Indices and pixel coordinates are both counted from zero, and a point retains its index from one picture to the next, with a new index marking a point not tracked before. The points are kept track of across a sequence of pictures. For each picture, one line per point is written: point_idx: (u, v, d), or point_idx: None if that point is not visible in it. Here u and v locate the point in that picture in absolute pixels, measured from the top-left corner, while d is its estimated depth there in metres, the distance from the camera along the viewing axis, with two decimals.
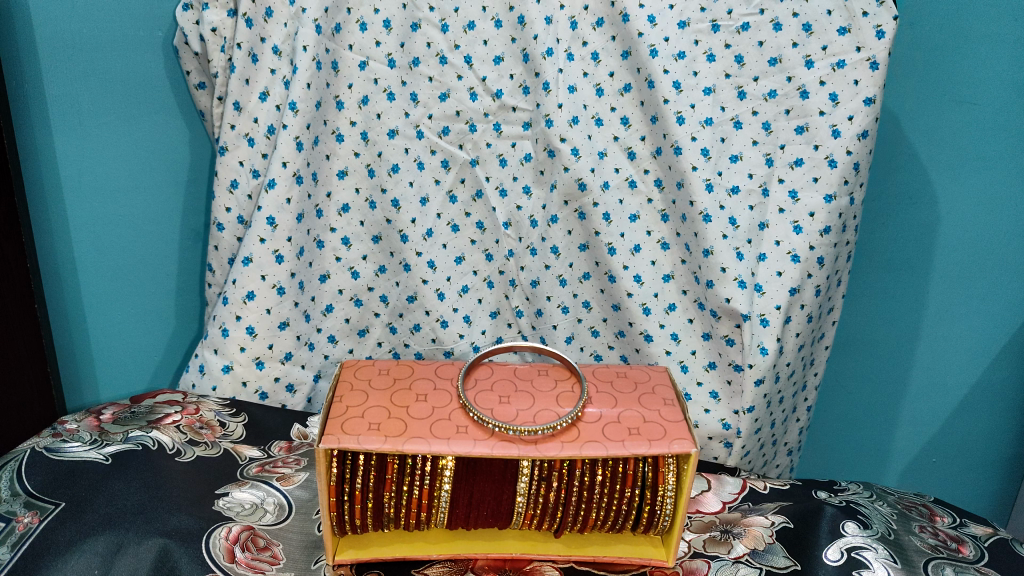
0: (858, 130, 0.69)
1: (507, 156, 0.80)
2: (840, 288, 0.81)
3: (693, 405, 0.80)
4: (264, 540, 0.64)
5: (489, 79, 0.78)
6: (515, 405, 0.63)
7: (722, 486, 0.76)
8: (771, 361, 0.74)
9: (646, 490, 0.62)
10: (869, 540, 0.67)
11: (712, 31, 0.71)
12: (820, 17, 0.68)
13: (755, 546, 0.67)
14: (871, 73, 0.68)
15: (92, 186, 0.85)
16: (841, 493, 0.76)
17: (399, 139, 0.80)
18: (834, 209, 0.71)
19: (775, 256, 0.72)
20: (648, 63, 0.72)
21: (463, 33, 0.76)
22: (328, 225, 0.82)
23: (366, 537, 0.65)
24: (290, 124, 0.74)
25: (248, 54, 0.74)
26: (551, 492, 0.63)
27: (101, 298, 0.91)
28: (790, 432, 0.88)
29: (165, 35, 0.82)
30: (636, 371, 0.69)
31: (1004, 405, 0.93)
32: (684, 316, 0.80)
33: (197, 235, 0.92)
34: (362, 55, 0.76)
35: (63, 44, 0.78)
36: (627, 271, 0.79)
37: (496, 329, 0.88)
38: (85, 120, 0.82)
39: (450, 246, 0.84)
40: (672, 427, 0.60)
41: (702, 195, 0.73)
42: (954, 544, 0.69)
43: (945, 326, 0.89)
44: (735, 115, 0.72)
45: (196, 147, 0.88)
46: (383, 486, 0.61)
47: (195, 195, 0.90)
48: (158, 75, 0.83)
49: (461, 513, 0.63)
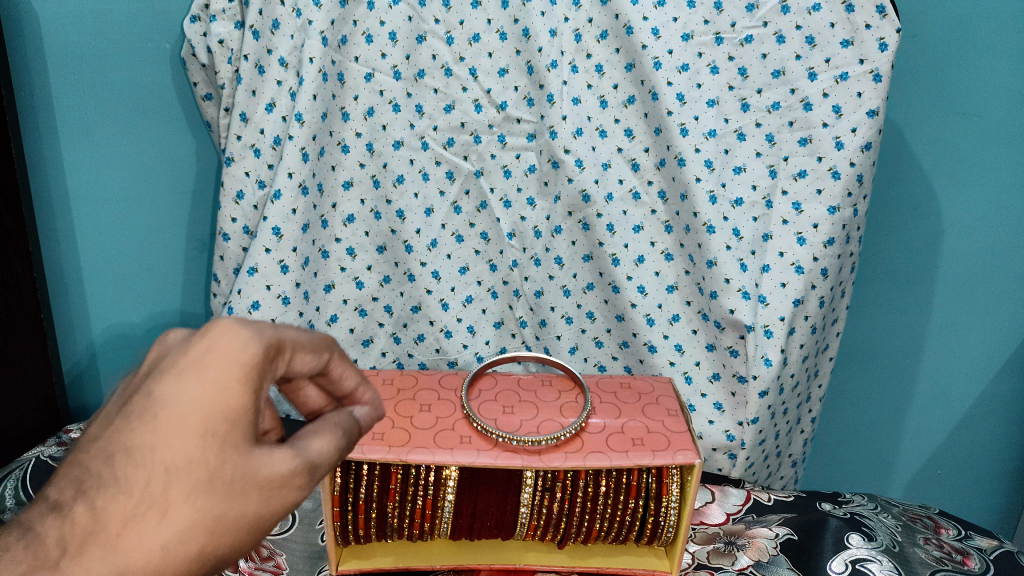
0: (861, 142, 0.69)
1: (512, 168, 0.81)
2: (845, 300, 0.80)
3: (697, 416, 0.80)
4: (267, 550, 0.69)
5: (494, 91, 0.78)
6: (518, 415, 0.63)
7: (727, 498, 0.77)
8: (776, 373, 0.74)
9: (650, 501, 0.62)
10: (874, 552, 0.68)
11: (715, 44, 0.71)
12: (822, 30, 0.68)
13: (760, 558, 0.68)
14: (874, 85, 0.68)
15: (97, 196, 0.86)
16: (845, 505, 0.77)
17: (405, 150, 0.81)
18: (838, 221, 0.71)
19: (778, 267, 0.72)
20: (652, 76, 0.73)
21: (468, 45, 0.77)
22: (334, 235, 0.82)
23: (369, 548, 0.66)
24: (296, 135, 0.74)
25: (254, 65, 0.74)
26: (555, 502, 0.63)
27: (106, 304, 0.92)
28: (795, 444, 0.88)
29: (172, 48, 0.80)
30: (640, 382, 0.69)
31: (1011, 418, 0.93)
32: (687, 327, 0.80)
33: (203, 246, 0.90)
34: (368, 67, 0.77)
35: (71, 56, 0.79)
36: (631, 283, 0.80)
37: (500, 340, 0.88)
38: (92, 130, 0.83)
39: (454, 257, 0.84)
40: (676, 438, 0.60)
41: (706, 206, 0.74)
42: (958, 557, 0.69)
43: (948, 338, 0.89)
44: (738, 127, 0.73)
45: (202, 156, 0.86)
46: (387, 496, 0.61)
47: (201, 205, 0.88)
48: (165, 86, 0.82)
49: (465, 524, 0.63)
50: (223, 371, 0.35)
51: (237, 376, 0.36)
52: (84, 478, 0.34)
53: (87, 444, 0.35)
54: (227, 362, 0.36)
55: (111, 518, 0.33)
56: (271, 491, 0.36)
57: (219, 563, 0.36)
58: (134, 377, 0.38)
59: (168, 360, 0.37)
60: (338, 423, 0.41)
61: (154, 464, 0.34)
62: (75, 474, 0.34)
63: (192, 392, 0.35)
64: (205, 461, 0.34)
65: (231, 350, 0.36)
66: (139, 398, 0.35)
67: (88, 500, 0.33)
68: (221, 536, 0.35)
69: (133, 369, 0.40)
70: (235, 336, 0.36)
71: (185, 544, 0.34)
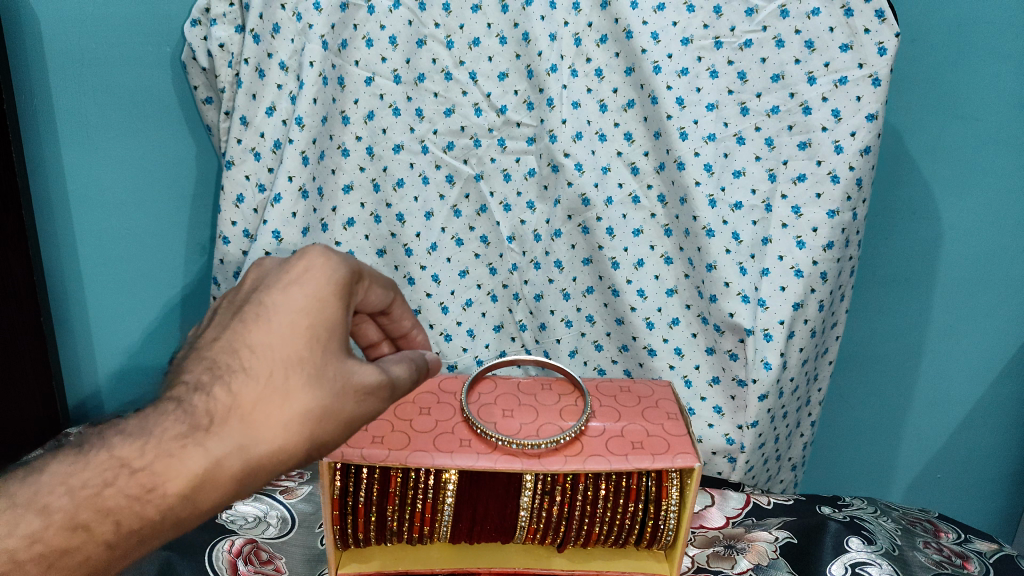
0: (860, 146, 0.69)
1: (511, 171, 0.81)
2: (845, 303, 0.81)
3: (696, 420, 0.80)
4: (266, 553, 0.68)
5: (493, 95, 0.79)
6: (518, 418, 0.63)
7: (726, 501, 0.77)
8: (775, 377, 0.74)
9: (649, 505, 0.62)
10: (874, 556, 0.68)
11: (715, 48, 0.71)
12: (822, 34, 0.68)
13: (759, 561, 0.69)
14: (873, 89, 0.68)
15: (97, 200, 0.86)
16: (845, 509, 0.77)
17: (405, 154, 0.81)
18: (837, 225, 0.71)
19: (778, 270, 0.72)
20: (651, 80, 0.73)
21: (468, 49, 0.77)
22: (334, 238, 0.82)
23: (369, 551, 0.66)
24: (296, 138, 0.74)
25: (254, 69, 0.74)
26: (555, 506, 0.63)
27: (105, 308, 0.92)
28: (794, 447, 0.88)
29: (173, 51, 0.81)
30: (640, 386, 0.69)
31: (1010, 422, 0.93)
32: (687, 331, 0.80)
33: (203, 250, 0.91)
34: (368, 71, 0.77)
35: (72, 60, 0.79)
36: (631, 286, 0.80)
37: (500, 343, 0.88)
38: (93, 134, 0.83)
39: (454, 260, 0.84)
40: (675, 442, 0.60)
41: (705, 210, 0.74)
42: (958, 561, 0.69)
43: (947, 342, 0.89)
44: (737, 131, 0.73)
45: (202, 160, 0.87)
46: (386, 499, 0.61)
47: (201, 209, 0.89)
48: (165, 90, 0.82)
49: (465, 527, 0.64)
50: (319, 290, 0.49)
51: (329, 293, 0.49)
52: (222, 366, 0.47)
53: (214, 343, 0.48)
54: (321, 285, 0.49)
55: (249, 394, 0.46)
56: (360, 392, 0.49)
57: (323, 447, 0.48)
58: (241, 294, 0.51)
59: (270, 282, 0.50)
60: (403, 358, 0.55)
61: (276, 357, 0.47)
62: (211, 362, 0.47)
63: (297, 306, 0.48)
64: (312, 358, 0.47)
65: (325, 275, 0.50)
66: (253, 311, 0.49)
67: (228, 381, 0.46)
68: (328, 419, 0.47)
69: (228, 295, 0.52)
70: (328, 265, 0.50)
71: (303, 421, 0.46)
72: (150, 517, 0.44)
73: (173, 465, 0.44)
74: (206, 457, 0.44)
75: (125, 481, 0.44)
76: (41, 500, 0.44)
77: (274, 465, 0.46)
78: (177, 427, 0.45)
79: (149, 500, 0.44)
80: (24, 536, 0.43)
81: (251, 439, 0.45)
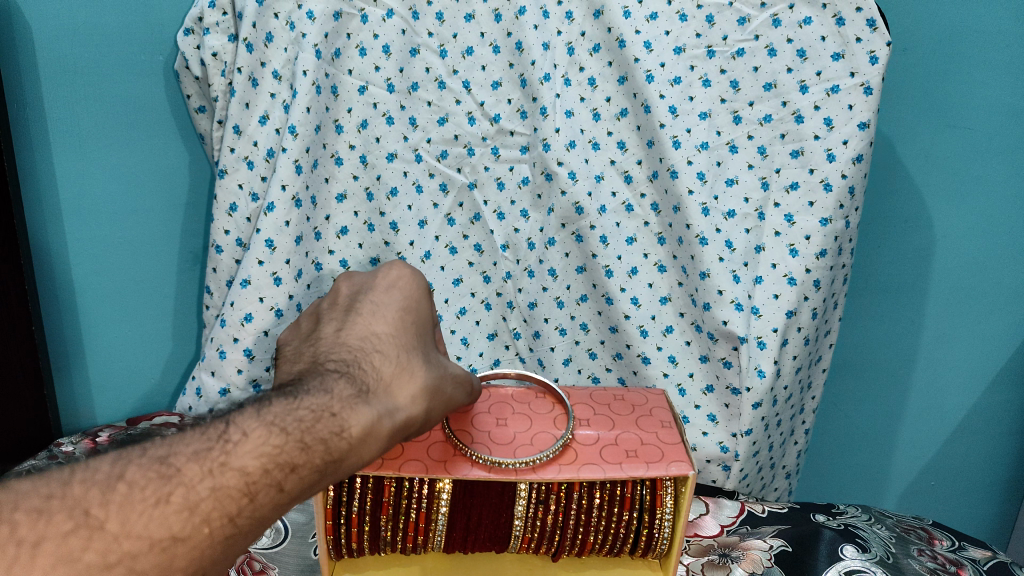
0: (852, 155, 0.69)
1: (505, 180, 0.82)
2: (838, 311, 0.81)
3: (691, 428, 0.80)
4: (259, 563, 0.69)
5: (487, 103, 0.79)
6: (512, 426, 0.63)
7: (721, 510, 0.77)
8: (768, 385, 0.74)
9: (644, 514, 0.62)
10: (868, 564, 0.68)
11: (707, 57, 0.72)
12: (814, 43, 0.68)
13: (754, 570, 0.69)
14: (865, 97, 0.68)
15: (90, 209, 0.86)
16: (839, 516, 0.77)
17: (399, 162, 0.81)
18: (829, 232, 0.71)
19: (771, 278, 0.72)
20: (643, 88, 0.73)
21: (462, 58, 0.78)
22: (327, 247, 0.82)
23: (362, 561, 0.66)
24: (290, 147, 0.73)
25: (248, 78, 0.74)
26: (549, 515, 0.62)
27: (98, 319, 0.92)
28: (788, 455, 0.88)
29: (166, 60, 0.82)
30: (634, 394, 0.68)
31: (1002, 428, 0.93)
32: (681, 339, 0.80)
33: (196, 259, 0.92)
34: (362, 79, 0.77)
35: (64, 69, 0.79)
36: (624, 294, 0.80)
37: (494, 351, 0.88)
38: (86, 143, 0.83)
39: (448, 268, 0.84)
40: (670, 450, 0.60)
41: (698, 218, 0.74)
42: (953, 568, 0.69)
43: (940, 350, 0.90)
44: (730, 139, 0.73)
45: (195, 168, 0.88)
46: (380, 509, 0.61)
47: (194, 218, 0.90)
48: (158, 100, 0.83)
49: (458, 537, 0.63)
50: (417, 291, 0.57)
51: (423, 295, 0.57)
52: (356, 348, 0.50)
53: (337, 334, 0.52)
54: (420, 287, 0.57)
55: (389, 368, 0.49)
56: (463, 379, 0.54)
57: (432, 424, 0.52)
58: (342, 303, 0.56)
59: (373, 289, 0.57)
60: None
61: (404, 339, 0.52)
62: (346, 345, 0.51)
63: (405, 302, 0.55)
64: (427, 344, 0.53)
65: (420, 281, 0.58)
66: (367, 306, 0.55)
67: (367, 358, 0.50)
68: (442, 401, 0.51)
69: (323, 304, 0.57)
70: (418, 275, 0.58)
71: (431, 399, 0.50)
72: (330, 463, 0.43)
73: (348, 418, 0.45)
74: (371, 414, 0.46)
75: (315, 425, 0.43)
76: (273, 422, 0.43)
77: (406, 434, 0.48)
78: (342, 387, 0.46)
79: (334, 447, 0.43)
80: (273, 445, 0.42)
81: (396, 404, 0.48)
